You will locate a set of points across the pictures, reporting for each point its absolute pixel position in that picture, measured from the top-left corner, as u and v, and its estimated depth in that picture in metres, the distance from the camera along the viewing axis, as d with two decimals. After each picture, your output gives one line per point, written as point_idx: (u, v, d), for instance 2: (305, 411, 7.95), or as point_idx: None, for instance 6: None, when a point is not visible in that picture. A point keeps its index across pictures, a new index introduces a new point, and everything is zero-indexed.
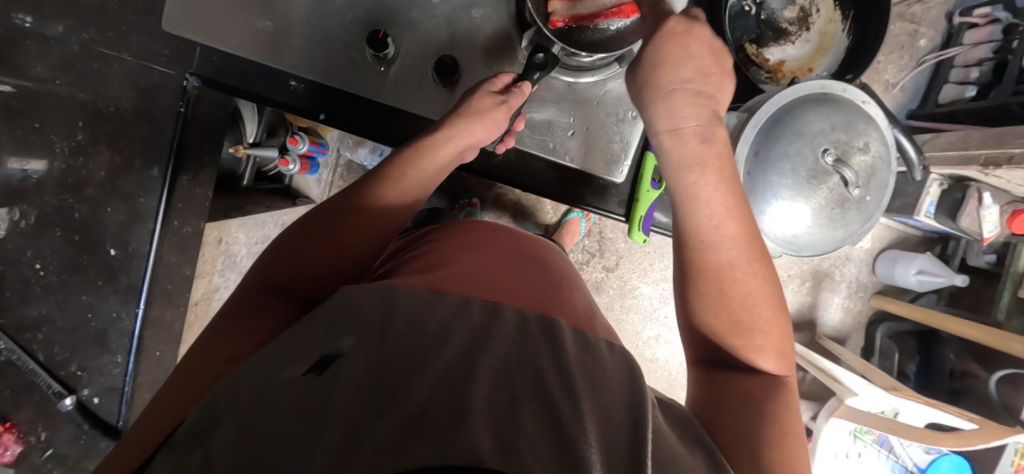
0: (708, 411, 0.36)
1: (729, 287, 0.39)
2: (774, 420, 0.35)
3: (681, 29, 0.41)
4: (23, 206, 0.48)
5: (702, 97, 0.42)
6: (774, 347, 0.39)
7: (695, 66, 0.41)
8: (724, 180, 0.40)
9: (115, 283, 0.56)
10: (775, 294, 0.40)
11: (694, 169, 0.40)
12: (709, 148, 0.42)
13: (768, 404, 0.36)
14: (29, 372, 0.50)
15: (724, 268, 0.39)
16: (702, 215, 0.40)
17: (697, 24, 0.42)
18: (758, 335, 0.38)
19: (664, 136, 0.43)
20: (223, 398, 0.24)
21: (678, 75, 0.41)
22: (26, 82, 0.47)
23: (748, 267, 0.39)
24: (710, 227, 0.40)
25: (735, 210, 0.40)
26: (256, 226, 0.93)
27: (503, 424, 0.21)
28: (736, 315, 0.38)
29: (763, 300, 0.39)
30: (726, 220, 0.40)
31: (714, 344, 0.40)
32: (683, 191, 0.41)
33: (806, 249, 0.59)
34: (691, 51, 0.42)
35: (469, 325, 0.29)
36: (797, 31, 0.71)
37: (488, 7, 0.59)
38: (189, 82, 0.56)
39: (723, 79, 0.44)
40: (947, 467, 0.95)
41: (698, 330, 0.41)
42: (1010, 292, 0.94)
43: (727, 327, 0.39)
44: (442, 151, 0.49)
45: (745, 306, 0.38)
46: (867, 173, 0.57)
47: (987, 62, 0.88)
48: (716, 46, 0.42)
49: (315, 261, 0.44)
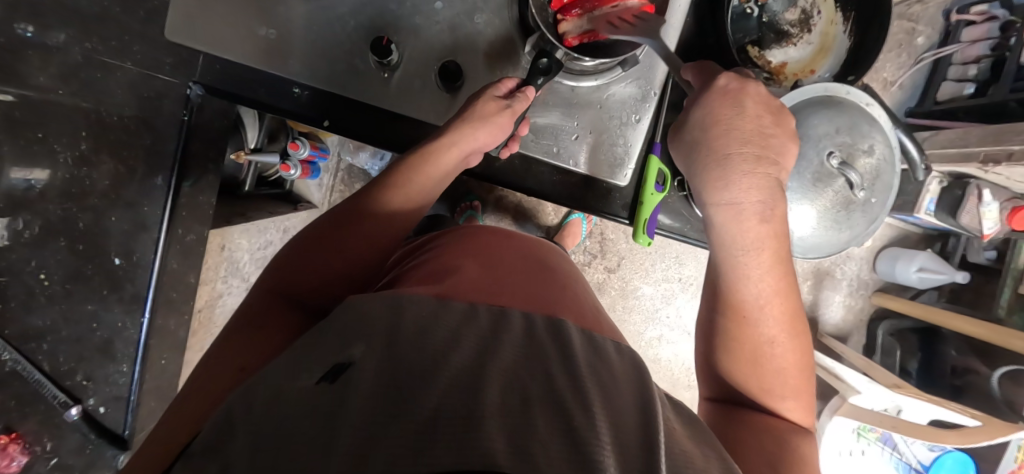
0: (726, 436, 0.40)
1: (767, 360, 0.42)
2: (799, 457, 0.38)
3: (733, 88, 0.46)
4: (25, 216, 0.47)
5: (763, 161, 0.45)
6: (800, 403, 0.43)
7: (754, 128, 0.45)
8: (775, 264, 0.44)
9: (119, 292, 0.57)
10: (806, 365, 0.44)
11: (750, 249, 0.44)
12: (759, 221, 0.44)
13: (795, 444, 0.39)
14: (33, 382, 0.49)
15: (763, 342, 0.43)
16: (749, 293, 0.43)
17: (751, 83, 0.46)
18: (788, 398, 0.42)
19: (711, 204, 0.46)
20: (236, 408, 0.25)
21: (734, 137, 0.45)
22: (27, 91, 0.46)
23: (787, 343, 0.43)
24: (756, 306, 0.43)
25: (784, 293, 0.44)
26: (258, 232, 0.92)
27: (515, 427, 0.20)
28: (768, 384, 0.42)
29: (794, 372, 0.43)
30: (771, 299, 0.43)
31: (742, 395, 0.44)
32: (733, 272, 0.45)
33: (813, 251, 0.59)
34: (733, 112, 0.45)
35: (478, 330, 0.29)
36: (799, 33, 0.71)
37: (490, 12, 0.59)
38: (192, 90, 0.57)
39: (768, 139, 0.45)
40: (951, 464, 0.95)
41: (727, 383, 0.45)
42: (1011, 289, 0.94)
43: (758, 389, 0.43)
44: (446, 157, 0.49)
45: (777, 373, 0.42)
46: (872, 175, 0.57)
47: (985, 59, 0.88)
48: (773, 106, 0.46)
49: (322, 268, 0.44)
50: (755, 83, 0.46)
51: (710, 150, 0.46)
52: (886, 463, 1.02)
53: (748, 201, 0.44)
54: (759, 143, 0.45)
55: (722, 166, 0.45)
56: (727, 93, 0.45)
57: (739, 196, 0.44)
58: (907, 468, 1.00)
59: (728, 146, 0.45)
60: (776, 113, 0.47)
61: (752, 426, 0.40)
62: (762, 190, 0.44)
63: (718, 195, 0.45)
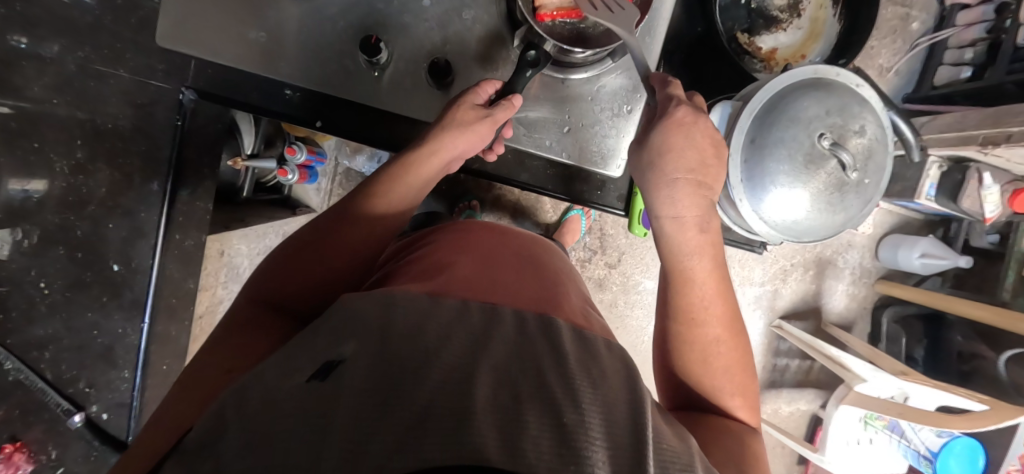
0: (696, 431, 0.38)
1: (714, 358, 0.43)
2: (752, 452, 0.37)
3: (688, 119, 0.47)
4: (25, 226, 0.47)
5: (702, 187, 0.47)
6: (747, 401, 0.43)
7: (698, 156, 0.47)
8: (714, 266, 0.46)
9: (118, 299, 0.57)
10: (749, 364, 0.44)
11: (694, 254, 0.46)
12: (699, 232, 0.46)
13: (749, 439, 0.38)
14: (38, 391, 0.49)
15: (709, 341, 0.43)
16: (695, 295, 0.44)
17: (703, 117, 0.48)
18: (736, 396, 0.42)
19: (659, 217, 0.48)
20: (229, 405, 0.24)
21: (680, 163, 0.47)
22: (22, 102, 0.46)
23: (730, 343, 0.44)
24: (703, 307, 0.44)
25: (724, 293, 0.45)
26: (257, 237, 0.93)
27: (506, 423, 0.20)
28: (716, 381, 0.42)
29: (737, 368, 0.43)
30: (715, 299, 0.44)
31: (694, 396, 0.43)
32: (677, 271, 0.46)
33: (807, 235, 0.59)
34: (683, 141, 0.47)
35: (468, 327, 0.30)
36: (789, 18, 0.72)
37: (478, 8, 0.59)
38: (184, 96, 0.59)
39: (709, 168, 0.48)
40: (960, 450, 0.93)
41: (681, 383, 0.44)
42: (1015, 272, 0.94)
43: (708, 386, 0.42)
44: (428, 167, 0.50)
45: (725, 372, 0.43)
46: (865, 155, 0.57)
47: (981, 42, 0.88)
48: (716, 139, 0.48)
49: (311, 273, 0.45)
50: (706, 118, 0.48)
51: (658, 173, 0.48)
52: (896, 451, 1.02)
53: (688, 216, 0.46)
54: (700, 171, 0.47)
55: (669, 188, 0.47)
56: (681, 124, 0.47)
57: (682, 212, 0.46)
58: (914, 456, 0.99)
59: (674, 169, 0.47)
60: (718, 145, 0.49)
61: (717, 434, 0.38)
62: (699, 207, 0.47)
63: (665, 211, 0.47)
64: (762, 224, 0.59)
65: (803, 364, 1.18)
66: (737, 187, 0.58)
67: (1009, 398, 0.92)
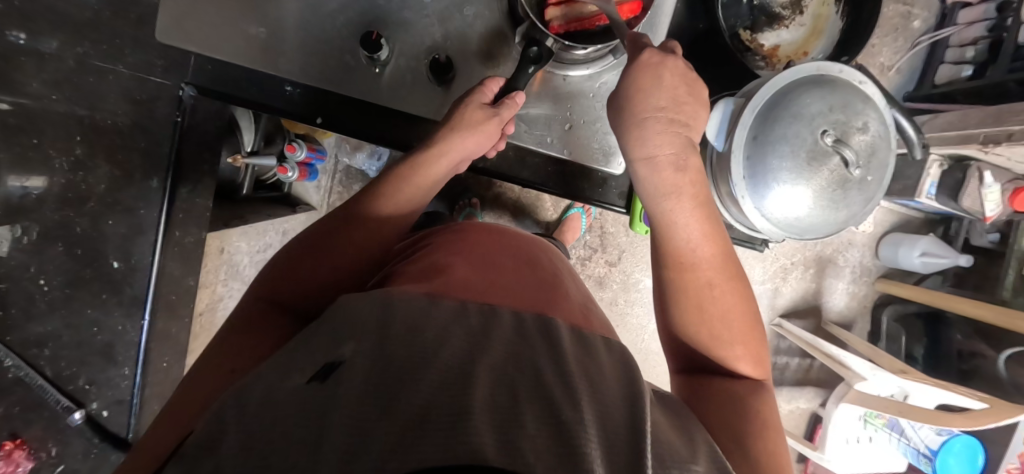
0: (697, 405, 0.39)
1: (707, 303, 0.42)
2: (756, 413, 0.37)
3: (656, 61, 0.45)
4: (25, 222, 0.47)
5: (675, 124, 0.46)
6: (751, 353, 0.42)
7: (670, 96, 0.45)
8: (698, 208, 0.45)
9: (119, 296, 0.57)
10: (751, 312, 0.44)
11: (669, 197, 0.45)
12: (675, 172, 0.45)
13: (750, 401, 0.39)
14: (37, 388, 0.50)
15: (701, 285, 0.43)
16: (680, 239, 0.44)
17: (672, 56, 0.46)
18: (737, 346, 0.42)
19: (633, 160, 0.47)
20: (229, 408, 0.24)
21: (651, 102, 0.45)
22: (22, 98, 0.46)
23: (724, 286, 0.43)
24: (689, 249, 0.44)
25: (713, 238, 0.45)
26: (258, 234, 0.92)
27: (504, 423, 0.20)
28: (715, 331, 0.42)
29: (738, 318, 0.43)
30: (703, 243, 0.44)
31: (702, 356, 0.43)
32: (661, 218, 0.46)
33: (808, 232, 0.60)
34: (653, 84, 0.45)
35: (467, 327, 0.29)
36: (790, 15, 0.72)
37: (479, 3, 0.59)
38: (184, 92, 0.58)
39: (684, 106, 0.46)
40: (960, 447, 0.92)
41: (682, 342, 0.44)
42: (1015, 270, 0.93)
43: (708, 337, 0.42)
44: (437, 167, 0.50)
45: (724, 320, 0.42)
46: (868, 152, 0.57)
47: (983, 40, 0.88)
48: (688, 76, 0.46)
49: (313, 276, 0.45)
50: (675, 57, 0.46)
51: (630, 115, 0.46)
52: (896, 448, 1.02)
53: (662, 154, 0.45)
54: (673, 108, 0.46)
55: (638, 128, 0.46)
56: (650, 66, 0.45)
57: (655, 152, 0.45)
58: (914, 453, 0.99)
59: (644, 108, 0.46)
60: (692, 83, 0.47)
61: (719, 405, 0.38)
62: (676, 145, 0.46)
63: (638, 152, 0.46)
64: (763, 220, 0.59)
65: (803, 362, 1.18)
66: (739, 184, 0.59)
67: (1009, 398, 0.92)
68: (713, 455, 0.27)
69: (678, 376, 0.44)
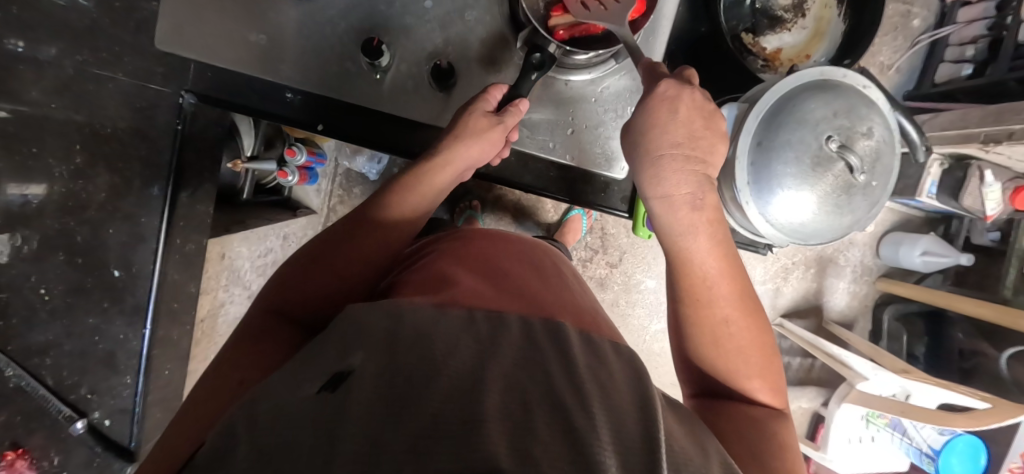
0: (714, 424, 0.38)
1: (725, 341, 0.42)
2: (775, 438, 0.37)
3: (670, 95, 0.46)
4: (25, 232, 0.46)
5: (691, 161, 0.46)
6: (768, 384, 0.42)
7: (685, 131, 0.46)
8: (709, 226, 0.45)
9: (121, 304, 0.57)
10: (767, 344, 0.44)
11: (686, 235, 0.45)
12: (690, 210, 0.45)
13: (770, 426, 0.39)
14: (39, 397, 0.49)
15: (719, 322, 0.42)
16: (695, 269, 0.44)
17: (688, 89, 0.46)
18: (754, 378, 0.42)
19: (649, 198, 0.47)
20: (239, 420, 0.24)
21: (666, 138, 0.46)
22: (21, 107, 0.45)
23: (743, 323, 0.43)
24: (705, 284, 0.43)
25: (730, 274, 0.44)
26: (258, 239, 0.91)
27: (517, 431, 0.20)
28: (733, 365, 0.42)
29: (755, 352, 0.42)
30: (720, 277, 0.44)
31: (718, 383, 0.43)
32: (677, 253, 0.45)
33: (813, 238, 0.59)
34: (667, 117, 0.46)
35: (476, 335, 0.29)
36: (793, 18, 0.72)
37: (480, 8, 0.59)
38: (185, 99, 0.58)
39: (699, 141, 0.46)
40: (963, 447, 0.93)
41: (700, 368, 0.44)
42: (1016, 269, 0.93)
43: (723, 370, 0.42)
44: (442, 175, 0.50)
45: (739, 351, 0.42)
46: (872, 156, 0.57)
47: (982, 39, 0.88)
48: (705, 109, 0.46)
49: (319, 287, 0.45)
50: (692, 90, 0.46)
51: (644, 150, 0.47)
52: (899, 448, 1.03)
53: (677, 194, 0.45)
54: (689, 144, 0.46)
55: (654, 165, 0.46)
56: (666, 99, 0.46)
57: (672, 191, 0.45)
58: (918, 454, 0.99)
59: (659, 146, 0.46)
60: (709, 116, 0.47)
61: (733, 424, 0.38)
62: (692, 182, 0.45)
63: (653, 190, 0.46)
64: (768, 226, 0.59)
65: (804, 362, 1.18)
66: (744, 190, 0.58)
67: (1011, 396, 0.92)
68: (725, 463, 0.27)
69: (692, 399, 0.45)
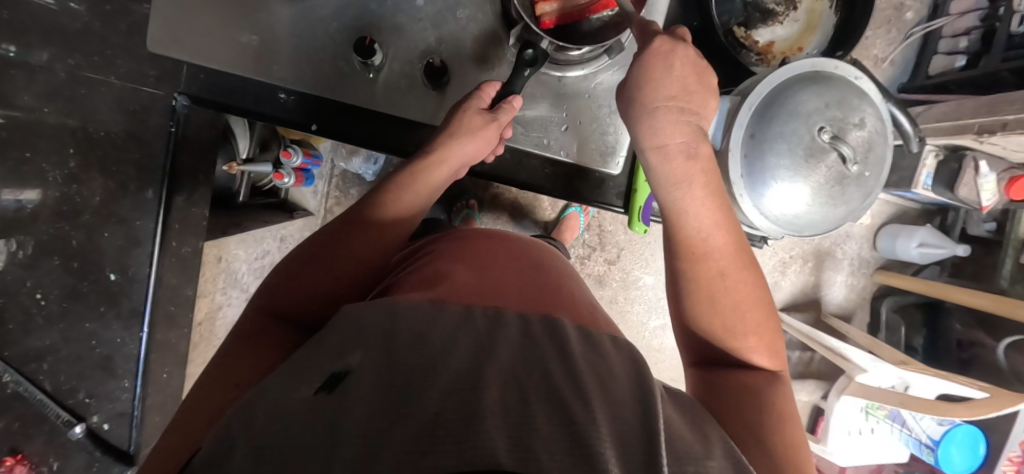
0: (713, 402, 0.39)
1: (721, 294, 0.42)
2: (771, 405, 0.37)
3: (665, 49, 0.46)
4: (19, 237, 0.46)
5: (686, 113, 0.46)
6: (764, 342, 0.42)
7: (679, 84, 0.46)
8: (710, 194, 0.45)
9: (117, 308, 0.56)
10: (764, 300, 0.44)
11: (681, 185, 0.45)
12: (686, 160, 0.45)
13: (767, 392, 0.39)
14: (37, 402, 0.49)
15: (713, 275, 0.43)
16: (691, 228, 0.44)
17: (682, 44, 0.47)
18: (751, 337, 0.42)
19: (644, 149, 0.47)
20: (236, 423, 0.23)
21: (660, 91, 0.46)
22: (14, 112, 0.45)
23: (738, 275, 0.43)
24: (701, 240, 0.44)
25: (725, 226, 0.44)
26: (255, 242, 0.91)
27: (516, 425, 0.20)
28: (728, 321, 0.42)
29: (751, 307, 0.42)
30: (717, 234, 0.44)
31: (713, 345, 0.43)
32: (672, 207, 0.46)
33: (807, 229, 0.59)
34: (662, 70, 0.46)
35: (473, 331, 0.29)
36: (784, 11, 0.72)
37: (472, 7, 0.59)
38: (178, 102, 0.57)
39: (692, 95, 0.47)
40: (962, 438, 0.94)
41: (697, 333, 0.44)
42: (1012, 260, 0.94)
43: (721, 329, 0.42)
44: (438, 173, 0.50)
45: (738, 313, 0.42)
46: (865, 147, 0.57)
47: (975, 30, 0.87)
48: (698, 64, 0.47)
49: (316, 288, 0.45)
50: (686, 46, 0.47)
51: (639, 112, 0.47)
52: (898, 440, 1.03)
53: (672, 143, 0.45)
54: (683, 98, 0.46)
55: (648, 117, 0.46)
56: (659, 53, 0.46)
57: (666, 140, 0.46)
58: (917, 444, 1.00)
59: (654, 97, 0.46)
60: (702, 72, 0.47)
61: (735, 402, 0.38)
62: (686, 132, 0.46)
63: (648, 140, 0.46)
64: (762, 219, 0.59)
65: (803, 356, 1.18)
66: (737, 183, 0.58)
67: (1008, 385, 0.93)
68: (729, 449, 0.27)
69: (693, 368, 0.44)
